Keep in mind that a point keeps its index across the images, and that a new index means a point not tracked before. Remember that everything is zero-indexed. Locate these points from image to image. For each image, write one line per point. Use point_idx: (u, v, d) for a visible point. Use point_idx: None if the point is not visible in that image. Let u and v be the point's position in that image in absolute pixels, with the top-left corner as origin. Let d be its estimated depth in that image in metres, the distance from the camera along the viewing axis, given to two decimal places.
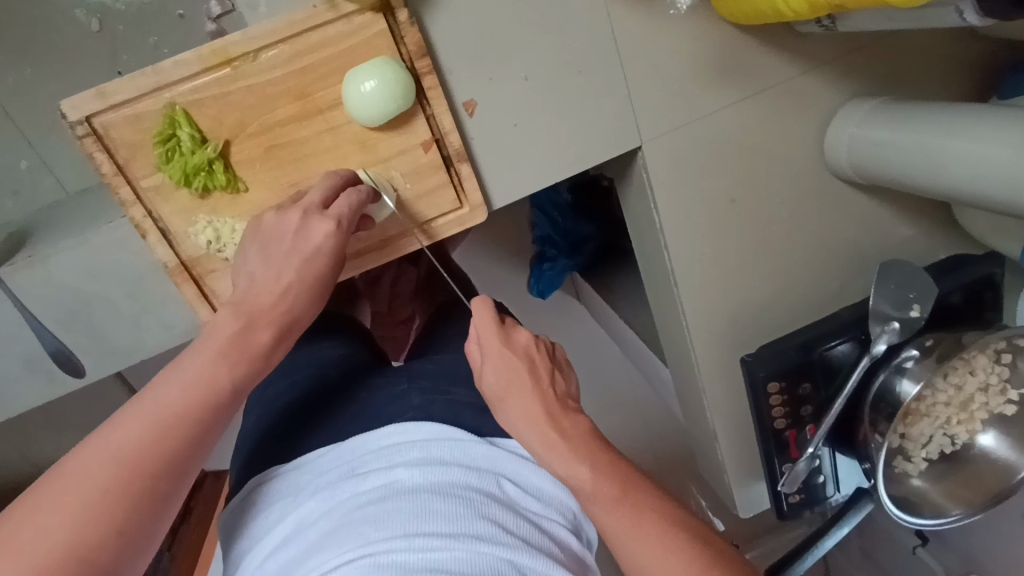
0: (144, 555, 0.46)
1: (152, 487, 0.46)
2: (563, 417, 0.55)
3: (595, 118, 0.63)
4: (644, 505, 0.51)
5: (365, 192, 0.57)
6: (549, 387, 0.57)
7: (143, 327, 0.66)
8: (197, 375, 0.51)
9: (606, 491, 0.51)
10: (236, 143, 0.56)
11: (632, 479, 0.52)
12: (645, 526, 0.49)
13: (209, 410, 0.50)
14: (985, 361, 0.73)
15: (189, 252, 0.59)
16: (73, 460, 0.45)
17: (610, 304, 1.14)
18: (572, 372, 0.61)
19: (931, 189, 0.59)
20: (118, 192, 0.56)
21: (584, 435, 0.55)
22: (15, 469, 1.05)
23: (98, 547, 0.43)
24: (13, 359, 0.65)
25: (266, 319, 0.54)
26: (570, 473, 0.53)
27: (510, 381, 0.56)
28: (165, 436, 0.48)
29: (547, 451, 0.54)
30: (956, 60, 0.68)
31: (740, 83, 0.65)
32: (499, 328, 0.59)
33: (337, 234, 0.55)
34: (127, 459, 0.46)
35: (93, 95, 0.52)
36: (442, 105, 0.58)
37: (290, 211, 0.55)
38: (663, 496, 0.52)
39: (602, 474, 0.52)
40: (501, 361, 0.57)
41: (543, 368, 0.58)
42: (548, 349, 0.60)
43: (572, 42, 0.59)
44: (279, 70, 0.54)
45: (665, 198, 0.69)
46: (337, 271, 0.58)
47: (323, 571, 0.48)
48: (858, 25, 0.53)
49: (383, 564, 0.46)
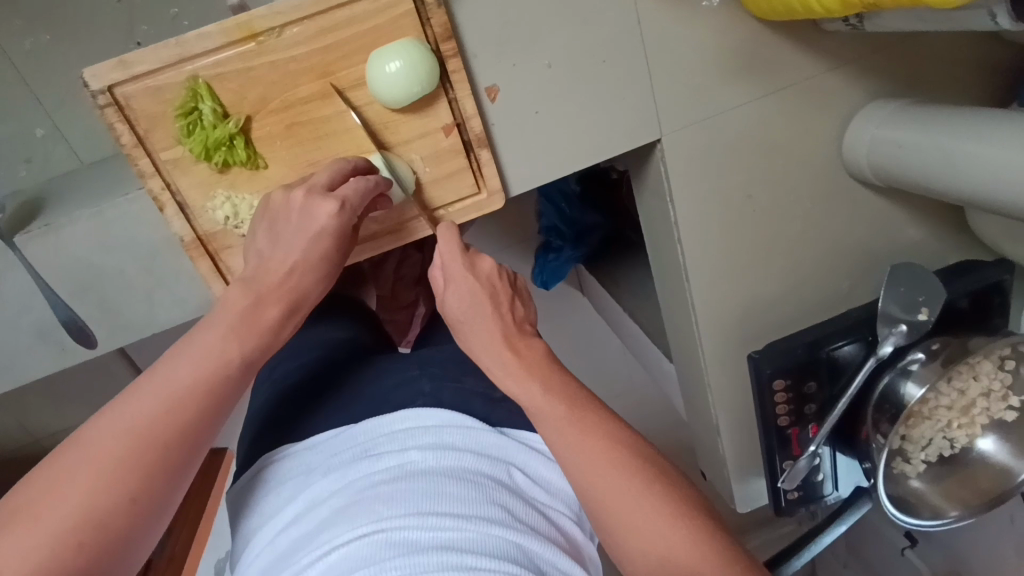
0: (158, 525, 0.47)
1: (168, 458, 0.47)
2: (519, 343, 0.56)
3: (617, 109, 0.63)
4: (590, 424, 0.51)
5: (371, 181, 0.55)
6: (508, 313, 0.57)
7: (156, 301, 0.66)
8: (211, 349, 0.50)
9: (556, 411, 0.51)
10: (257, 119, 0.56)
11: (583, 402, 0.52)
12: (590, 445, 0.49)
13: (224, 385, 0.50)
14: (989, 367, 0.74)
15: (206, 227, 0.59)
16: (90, 430, 0.46)
17: (614, 297, 1.14)
18: (532, 300, 0.61)
19: (951, 194, 0.59)
20: (138, 164, 0.55)
21: (540, 360, 0.55)
22: (14, 438, 1.05)
23: (112, 514, 0.44)
24: (25, 327, 0.65)
25: (274, 296, 0.54)
26: (523, 392, 0.53)
27: (471, 307, 0.56)
28: (181, 409, 0.48)
29: (502, 373, 0.54)
30: (976, 64, 0.68)
31: (763, 79, 0.65)
32: (464, 255, 0.57)
33: (340, 215, 0.54)
34: (141, 430, 0.46)
35: (115, 65, 0.52)
36: (465, 89, 0.58)
37: (295, 191, 0.54)
38: (611, 414, 0.52)
39: (554, 395, 0.52)
40: (463, 288, 0.57)
41: (504, 294, 0.58)
42: (511, 277, 0.60)
43: (598, 30, 0.59)
44: (303, 47, 0.54)
45: (682, 192, 0.69)
46: (345, 250, 0.57)
47: (334, 546, 0.48)
48: (887, 25, 0.53)
49: (394, 542, 0.47)
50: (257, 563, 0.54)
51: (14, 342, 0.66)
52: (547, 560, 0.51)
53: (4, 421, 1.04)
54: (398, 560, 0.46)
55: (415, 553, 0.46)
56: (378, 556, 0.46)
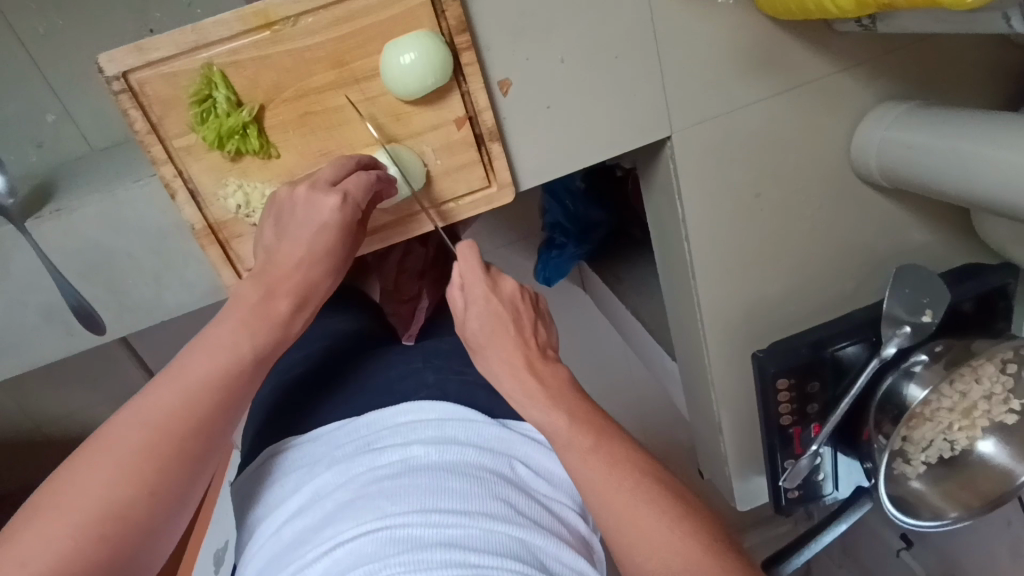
0: (176, 520, 0.47)
1: (184, 451, 0.47)
2: (542, 368, 0.56)
3: (629, 105, 0.63)
4: (615, 455, 0.51)
5: (373, 175, 0.56)
6: (530, 336, 0.57)
7: (166, 287, 0.66)
8: (225, 343, 0.51)
9: (580, 439, 0.51)
10: (271, 107, 0.56)
11: (604, 427, 0.53)
12: (615, 476, 0.49)
13: (236, 379, 0.50)
14: (992, 370, 0.74)
15: (217, 214, 0.59)
16: (111, 425, 0.46)
17: (616, 294, 1.14)
18: (552, 324, 0.61)
19: (959, 197, 0.59)
20: (151, 150, 0.55)
21: (561, 384, 0.55)
22: (15, 422, 1.05)
23: (133, 506, 0.44)
24: (35, 311, 0.65)
25: (284, 289, 0.55)
26: (545, 419, 0.53)
27: (493, 327, 0.56)
28: (196, 403, 0.48)
29: (523, 396, 0.54)
30: (985, 67, 0.69)
31: (775, 78, 0.65)
32: (486, 276, 0.57)
33: (344, 208, 0.54)
34: (157, 423, 0.46)
35: (131, 50, 0.52)
36: (478, 82, 0.58)
37: (300, 185, 0.54)
38: (630, 442, 0.53)
39: (578, 422, 0.52)
40: (487, 310, 0.56)
41: (526, 317, 0.58)
42: (532, 299, 0.60)
43: (612, 26, 0.59)
44: (318, 37, 0.54)
45: (691, 189, 0.69)
46: (351, 244, 0.57)
47: (338, 542, 0.49)
48: (901, 26, 0.53)
49: (398, 538, 0.47)
50: (262, 554, 0.54)
51: (22, 324, 0.66)
52: (550, 555, 0.51)
53: (5, 406, 1.04)
54: (402, 556, 0.46)
55: (419, 549, 0.47)
56: (382, 551, 0.47)
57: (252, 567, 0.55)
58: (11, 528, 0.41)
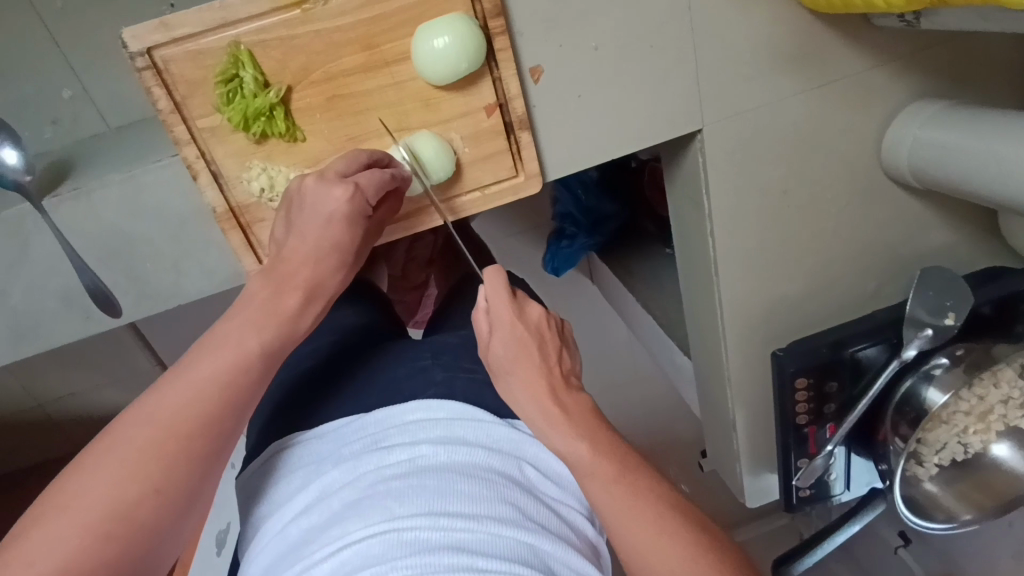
0: (184, 522, 0.46)
1: (189, 449, 0.46)
2: (565, 396, 0.55)
3: (660, 97, 0.62)
4: (640, 490, 0.50)
5: (387, 174, 0.54)
6: (555, 363, 0.56)
7: (183, 272, 0.65)
8: (230, 337, 0.50)
9: (604, 470, 0.51)
10: (298, 90, 0.55)
11: (628, 461, 0.52)
12: (639, 508, 0.49)
13: (241, 375, 0.49)
14: (1010, 374, 0.73)
15: (239, 198, 0.58)
16: (117, 426, 0.45)
17: (627, 288, 1.11)
18: (576, 350, 0.60)
19: (991, 199, 0.58)
20: (173, 130, 0.54)
21: (585, 414, 0.54)
22: (17, 400, 1.04)
23: (136, 504, 0.43)
24: (50, 293, 0.64)
25: (293, 285, 0.54)
26: (569, 449, 0.52)
27: (517, 355, 0.55)
28: (200, 400, 0.47)
29: (547, 425, 0.53)
30: (1020, 67, 0.68)
31: (809, 73, 0.64)
32: (513, 301, 0.56)
33: (354, 199, 0.53)
34: (163, 422, 0.46)
35: (156, 26, 0.50)
36: (510, 69, 0.57)
37: (308, 176, 0.53)
38: (647, 468, 0.52)
39: (602, 453, 0.51)
40: (512, 336, 0.55)
41: (551, 344, 0.57)
42: (558, 325, 0.59)
43: (647, 13, 0.58)
44: (349, 17, 0.52)
45: (718, 185, 0.68)
46: (358, 239, 0.56)
47: (346, 543, 0.48)
48: (947, 22, 0.52)
49: (407, 541, 0.47)
50: (269, 552, 0.54)
51: (37, 307, 0.64)
52: (558, 558, 0.51)
53: (8, 384, 1.02)
54: (410, 559, 0.46)
55: (427, 552, 0.46)
56: (389, 554, 0.46)
57: (257, 565, 0.54)
58: (21, 528, 0.41)
